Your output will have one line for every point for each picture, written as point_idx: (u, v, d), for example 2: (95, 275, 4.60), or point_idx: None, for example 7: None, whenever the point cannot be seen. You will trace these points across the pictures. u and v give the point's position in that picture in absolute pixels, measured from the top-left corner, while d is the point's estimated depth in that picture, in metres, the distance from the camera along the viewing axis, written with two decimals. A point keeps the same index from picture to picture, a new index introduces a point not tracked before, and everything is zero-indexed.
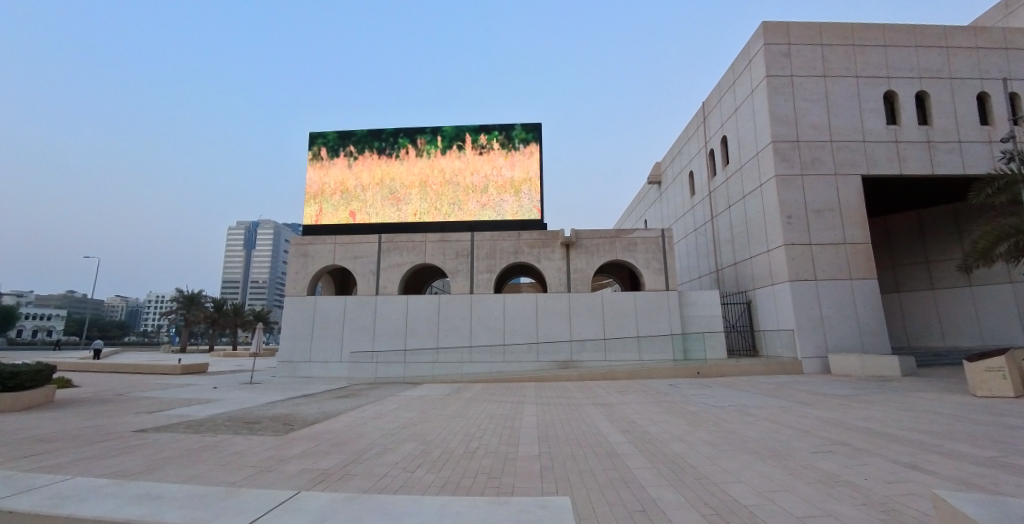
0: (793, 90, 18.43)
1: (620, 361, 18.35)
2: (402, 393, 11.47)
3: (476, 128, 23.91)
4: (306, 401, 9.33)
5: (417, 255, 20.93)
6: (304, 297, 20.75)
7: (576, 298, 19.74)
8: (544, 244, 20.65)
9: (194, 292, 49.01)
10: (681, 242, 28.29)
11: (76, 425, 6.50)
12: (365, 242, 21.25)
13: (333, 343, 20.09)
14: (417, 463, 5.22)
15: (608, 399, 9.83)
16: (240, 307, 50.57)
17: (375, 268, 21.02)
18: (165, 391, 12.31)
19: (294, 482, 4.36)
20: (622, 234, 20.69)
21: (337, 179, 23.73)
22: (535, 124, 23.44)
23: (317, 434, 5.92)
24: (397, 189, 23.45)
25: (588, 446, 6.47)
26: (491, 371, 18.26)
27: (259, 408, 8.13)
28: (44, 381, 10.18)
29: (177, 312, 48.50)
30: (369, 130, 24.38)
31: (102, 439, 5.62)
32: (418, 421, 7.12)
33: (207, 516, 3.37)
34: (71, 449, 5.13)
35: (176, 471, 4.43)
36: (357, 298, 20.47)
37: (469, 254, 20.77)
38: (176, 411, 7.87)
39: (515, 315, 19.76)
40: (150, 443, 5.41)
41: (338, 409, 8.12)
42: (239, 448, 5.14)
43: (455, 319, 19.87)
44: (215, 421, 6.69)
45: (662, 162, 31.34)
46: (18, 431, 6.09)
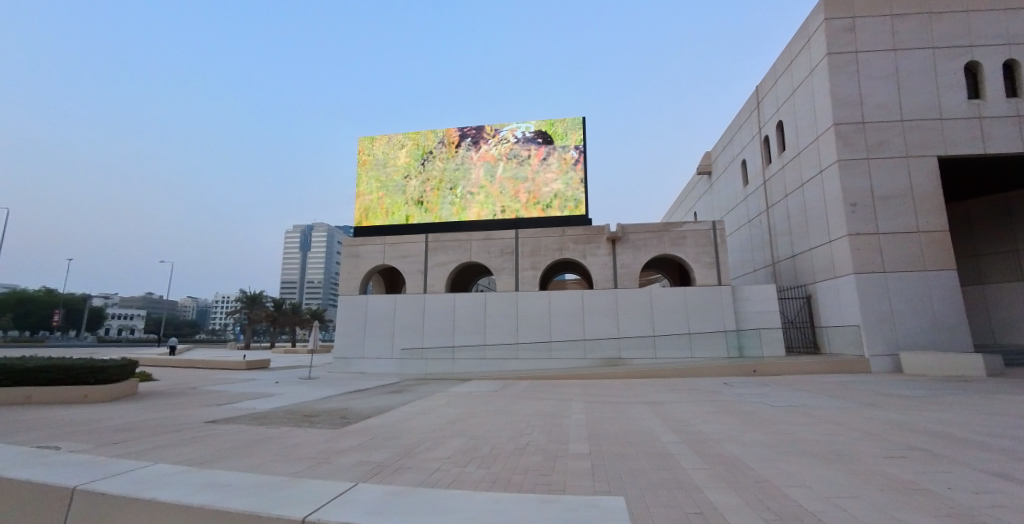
0: (858, 67, 17.30)
1: (669, 358, 17.80)
2: (450, 389, 11.63)
3: (517, 127, 23.91)
4: (361, 397, 9.65)
5: (463, 254, 21.22)
6: (354, 297, 21.52)
7: (623, 294, 19.43)
8: (588, 239, 20.41)
9: (256, 293, 51.92)
10: (734, 234, 27.22)
11: (153, 417, 7.00)
12: (412, 242, 21.79)
13: (383, 340, 20.74)
14: (468, 458, 5.27)
15: (660, 398, 9.53)
16: (298, 307, 53.13)
17: (422, 267, 21.52)
18: (231, 385, 13.09)
19: (350, 475, 4.51)
20: (670, 228, 20.07)
21: (384, 182, 24.51)
22: (577, 120, 23.15)
23: (370, 428, 6.08)
24: (441, 189, 23.88)
25: (639, 444, 6.31)
26: (538, 368, 18.27)
27: (314, 403, 8.46)
28: (127, 376, 11.09)
29: (241, 311, 51.51)
30: (414, 133, 25.01)
31: (177, 429, 6.03)
32: (468, 417, 7.20)
33: (274, 504, 3.51)
34: (150, 438, 5.53)
35: (241, 461, 4.67)
36: (406, 296, 21.06)
37: (514, 251, 20.81)
38: (238, 404, 8.30)
39: (560, 312, 19.65)
40: (218, 433, 5.74)
41: (388, 404, 8.33)
42: (299, 440, 5.37)
43: (500, 316, 20.01)
44: (276, 413, 7.03)
45: (713, 151, 30.13)
46: (104, 421, 6.63)
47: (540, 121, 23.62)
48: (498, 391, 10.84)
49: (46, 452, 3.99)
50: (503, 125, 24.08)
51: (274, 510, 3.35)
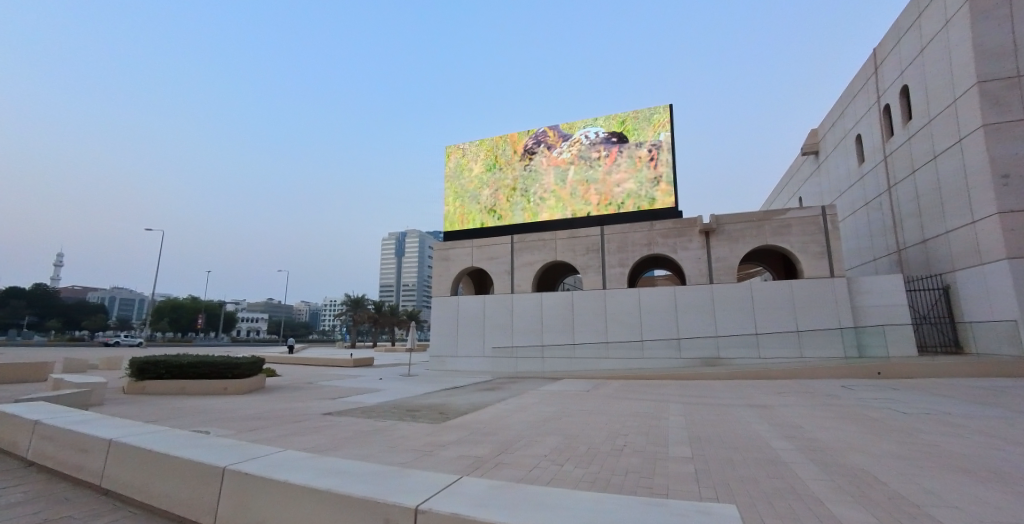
0: (1011, 11, 14.84)
1: (777, 359, 16.46)
2: (542, 387, 11.66)
3: (594, 125, 23.45)
4: (459, 393, 10.01)
5: (549, 253, 21.39)
6: (447, 297, 22.70)
7: (720, 289, 18.32)
8: (679, 233, 19.40)
9: (359, 296, 56.28)
10: (847, 219, 24.57)
11: (281, 407, 7.82)
12: (499, 243, 22.44)
13: (475, 339, 21.57)
14: (565, 457, 5.22)
15: (767, 401, 8.81)
16: (396, 308, 56.84)
17: (509, 268, 22.02)
18: (342, 382, 14.25)
19: (454, 467, 4.66)
20: (771, 216, 18.50)
21: (466, 189, 25.51)
22: (657, 112, 22.05)
23: (468, 423, 6.27)
24: (518, 193, 24.22)
25: (747, 450, 5.84)
26: (626, 366, 17.55)
27: (417, 398, 8.94)
28: (257, 371, 12.42)
29: (346, 313, 56.21)
30: (492, 140, 25.69)
31: (300, 419, 6.70)
32: (561, 415, 7.16)
33: (391, 491, 3.62)
34: (278, 426, 6.20)
35: (355, 449, 5.03)
36: (495, 296, 21.75)
37: (600, 249, 20.45)
38: (351, 398, 8.99)
39: (651, 310, 18.93)
40: (334, 424, 6.26)
41: (484, 400, 8.55)
42: (404, 433, 5.68)
43: (588, 315, 19.79)
44: (382, 407, 7.52)
45: (821, 129, 27.41)
46: (242, 409, 7.55)
47: (613, 121, 23.02)
48: (591, 390, 10.71)
49: (201, 434, 4.51)
50: (574, 127, 23.87)
51: (390, 497, 3.46)
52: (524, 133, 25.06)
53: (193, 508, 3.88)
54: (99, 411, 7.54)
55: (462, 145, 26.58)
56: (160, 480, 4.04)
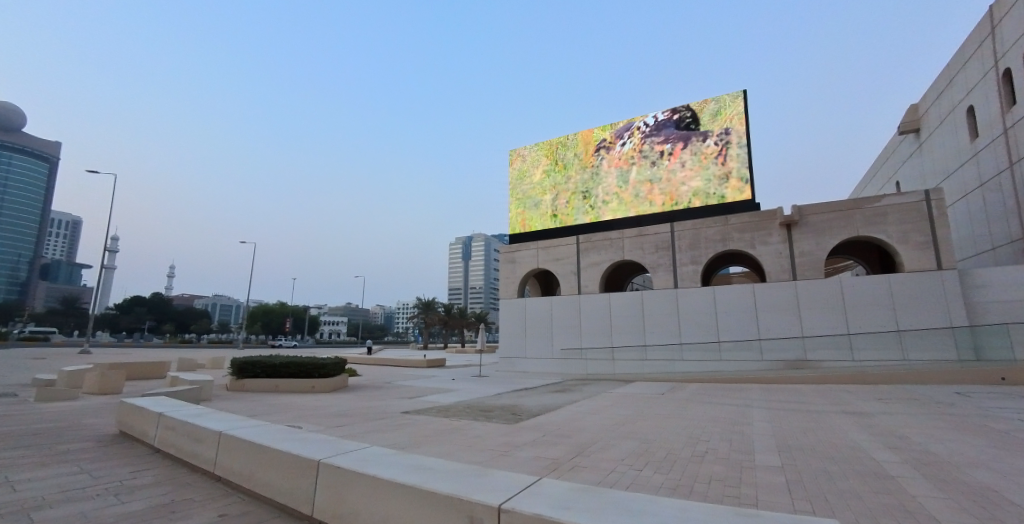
0: None
1: (871, 361, 15.29)
2: (613, 389, 11.44)
3: (657, 122, 22.67)
4: (530, 394, 10.06)
5: (616, 252, 20.98)
6: (514, 299, 23.15)
7: (805, 286, 17.11)
8: (757, 226, 18.28)
9: (430, 300, 58.23)
10: (957, 203, 21.91)
11: (363, 405, 8.27)
12: (565, 244, 22.40)
13: (543, 341, 21.76)
14: (643, 462, 5.06)
15: (866, 407, 8.07)
16: (465, 310, 58.39)
17: (575, 269, 21.89)
18: (418, 381, 14.83)
19: (530, 468, 4.68)
20: (863, 204, 16.90)
21: (529, 193, 25.84)
22: (724, 105, 20.91)
23: (541, 425, 6.27)
24: (580, 195, 24.07)
25: (847, 462, 5.34)
26: (702, 369, 17.12)
27: (488, 399, 9.08)
28: (340, 371, 13.18)
29: (418, 316, 58.47)
30: (554, 144, 25.75)
31: (382, 417, 7.03)
32: (636, 419, 6.95)
33: (474, 489, 3.65)
34: (362, 423, 6.55)
35: (434, 447, 5.18)
36: (563, 297, 21.79)
37: (670, 246, 19.76)
38: (426, 397, 9.31)
39: (728, 309, 18.06)
40: (413, 422, 6.50)
41: (555, 402, 8.51)
42: (479, 433, 5.77)
43: (659, 315, 19.23)
44: (457, 405, 7.71)
45: (922, 103, 24.70)
46: (329, 407, 8.07)
47: (677, 117, 22.13)
48: (666, 393, 10.36)
49: (298, 430, 4.84)
50: (634, 127, 23.24)
51: (474, 495, 3.48)
52: (585, 136, 24.85)
53: (293, 497, 4.19)
54: (212, 404, 8.38)
55: (525, 151, 26.90)
56: (263, 470, 4.40)
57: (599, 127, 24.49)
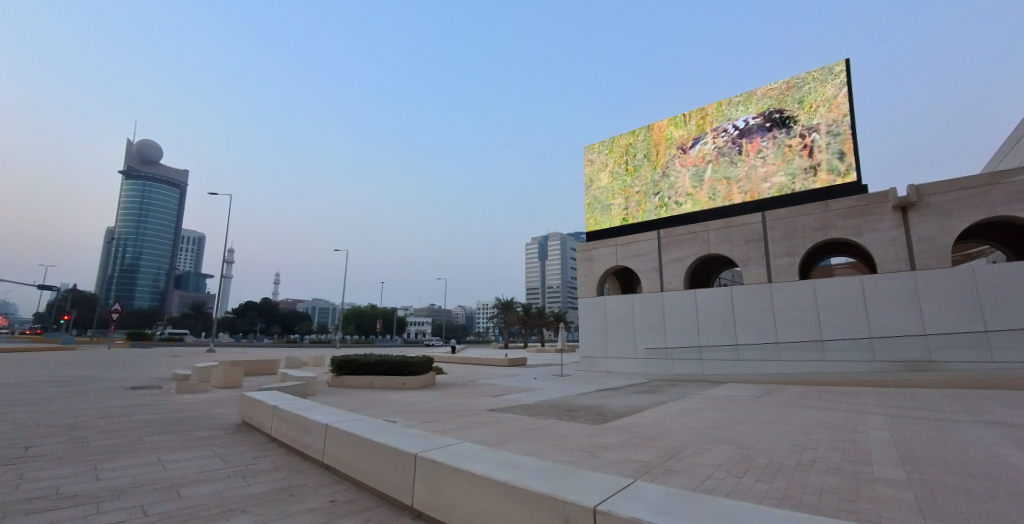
0: None
1: (1016, 363, 13.36)
2: (701, 391, 10.89)
3: (734, 115, 21.22)
4: (615, 395, 9.88)
5: (701, 246, 20.06)
6: (593, 298, 22.93)
7: (928, 276, 15.14)
8: (864, 212, 16.49)
9: (508, 300, 58.95)
10: None
11: (450, 402, 8.58)
12: (645, 240, 21.85)
13: (625, 341, 21.32)
14: (743, 469, 4.75)
15: (1015, 417, 6.93)
16: (544, 309, 58.54)
17: (657, 265, 21.22)
18: (503, 380, 15.14)
19: (621, 470, 4.59)
20: (1000, 179, 14.65)
21: (599, 199, 25.50)
22: (812, 90, 19.09)
23: (629, 426, 6.11)
24: (651, 198, 23.28)
25: (993, 480, 4.62)
26: (800, 371, 16.28)
27: (572, 398, 9.03)
28: (427, 370, 13.75)
29: (498, 316, 59.31)
30: (623, 146, 25.12)
31: (469, 414, 7.26)
32: (732, 423, 6.55)
33: (567, 489, 3.62)
34: (452, 420, 6.81)
35: (522, 445, 5.25)
36: (643, 295, 21.20)
37: (763, 238, 18.48)
38: (509, 396, 9.47)
39: (832, 304, 16.47)
40: (500, 420, 6.64)
41: (641, 403, 8.28)
42: (566, 432, 5.75)
43: (751, 312, 18.04)
44: (540, 404, 7.75)
45: None
46: (421, 403, 8.48)
47: (756, 108, 20.59)
48: (763, 396, 9.68)
49: (394, 424, 5.14)
50: (709, 122, 21.99)
51: (569, 495, 3.45)
52: (656, 135, 23.91)
53: (394, 487, 4.46)
54: (318, 399, 9.16)
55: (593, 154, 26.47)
56: (366, 461, 4.72)
57: (669, 124, 23.46)
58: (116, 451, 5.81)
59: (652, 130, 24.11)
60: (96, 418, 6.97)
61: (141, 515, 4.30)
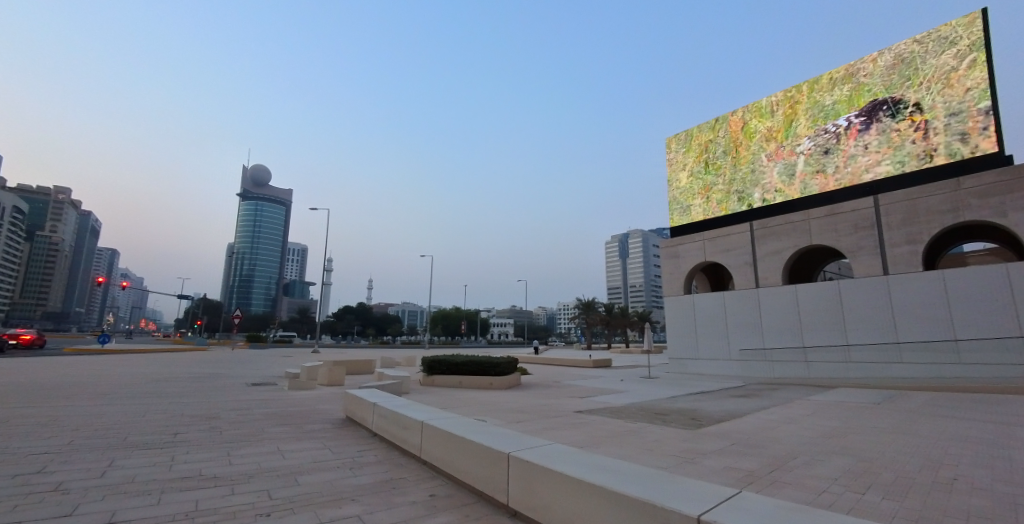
0: None
1: None
2: (809, 397, 9.98)
3: (827, 100, 19.26)
4: (707, 398, 9.43)
5: (802, 237, 18.42)
6: (679, 297, 22.17)
7: None
8: (1008, 188, 14.13)
9: (588, 300, 58.26)
10: None
11: (537, 403, 8.66)
12: (737, 233, 20.60)
13: (717, 341, 20.30)
14: (865, 484, 4.28)
15: None
16: (626, 309, 57.01)
17: (751, 259, 19.91)
18: (588, 381, 15.01)
19: (722, 479, 4.35)
20: None
21: (677, 199, 24.46)
22: (923, 63, 16.72)
23: (727, 433, 5.78)
24: (735, 196, 21.88)
25: None
26: (924, 375, 14.71)
27: (662, 401, 8.72)
28: (512, 370, 13.96)
29: (579, 316, 58.76)
30: (702, 142, 23.84)
31: (557, 415, 7.29)
32: (848, 432, 5.94)
33: (665, 495, 3.44)
34: (540, 420, 6.90)
35: (613, 449, 5.18)
36: (737, 290, 20.06)
37: (877, 225, 16.51)
38: (596, 397, 9.37)
39: (967, 298, 14.37)
40: (588, 422, 6.59)
41: (739, 408, 7.80)
42: (659, 437, 5.56)
43: (864, 308, 16.24)
44: (629, 408, 7.57)
45: None
46: (509, 403, 8.66)
47: (854, 90, 18.51)
48: (884, 403, 8.66)
49: (485, 424, 5.28)
50: (798, 110, 20.18)
51: (669, 502, 3.29)
52: (737, 129, 22.40)
53: (490, 485, 4.58)
54: (412, 397, 9.71)
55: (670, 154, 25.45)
56: (461, 458, 4.92)
57: (753, 116, 21.88)
58: (244, 439, 6.58)
59: (736, 123, 22.47)
60: (227, 410, 7.96)
61: (267, 498, 4.83)
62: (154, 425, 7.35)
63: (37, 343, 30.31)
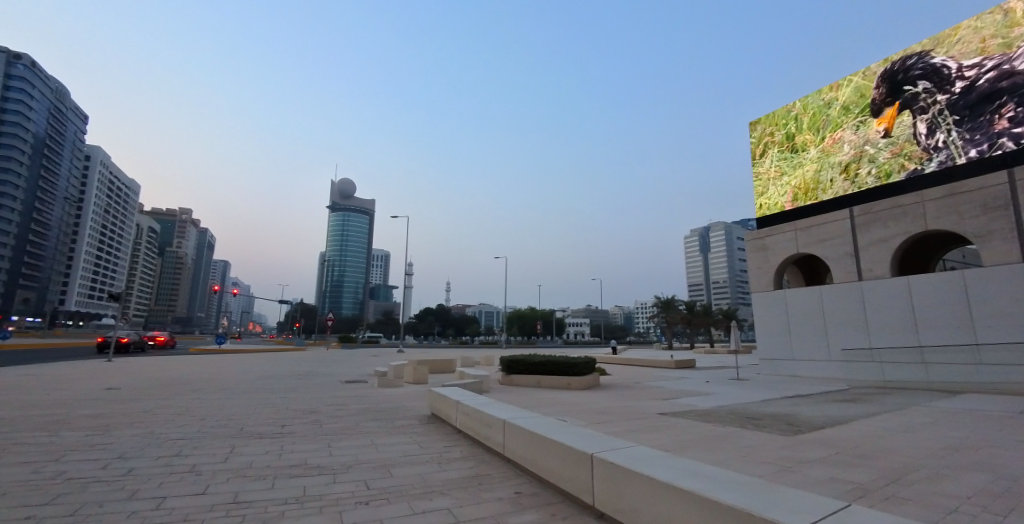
0: None
1: None
2: (933, 403, 8.86)
3: (940, 79, 17.60)
4: (807, 403, 8.74)
5: (912, 221, 16.35)
6: (770, 293, 21.03)
7: None
8: None
9: (669, 297, 56.26)
10: None
11: (620, 404, 8.54)
12: (833, 221, 18.77)
13: (815, 340, 18.84)
14: (1007, 507, 3.73)
15: None
16: (710, 306, 54.12)
17: (852, 249, 17.98)
18: (671, 382, 14.54)
19: (826, 491, 4.02)
20: None
21: (767, 186, 23.04)
22: None
23: (831, 441, 5.32)
24: (831, 180, 20.25)
25: None
26: None
27: (755, 405, 8.22)
28: (591, 370, 13.87)
29: (659, 315, 56.93)
30: (798, 126, 22.34)
31: (640, 417, 7.14)
32: (984, 445, 5.20)
33: (764, 504, 3.16)
34: (623, 422, 6.80)
35: (702, 454, 4.98)
36: (834, 285, 18.46)
37: (1011, 202, 14.19)
38: (682, 399, 9.05)
39: None
40: (673, 425, 6.39)
41: (845, 414, 7.13)
42: (752, 443, 5.26)
43: (998, 303, 14.10)
44: (718, 412, 7.23)
45: None
46: (591, 403, 8.62)
47: (970, 68, 16.89)
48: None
49: (567, 424, 5.29)
50: (904, 89, 18.47)
51: (769, 511, 3.03)
52: (839, 110, 20.74)
53: (575, 486, 4.57)
54: (493, 396, 9.96)
55: (762, 140, 24.08)
56: (546, 458, 4.97)
57: (856, 95, 20.17)
58: (342, 433, 7.16)
59: (824, 105, 21.30)
60: (325, 405, 8.70)
61: (365, 488, 5.22)
62: (267, 417, 8.24)
63: (171, 343, 35.12)
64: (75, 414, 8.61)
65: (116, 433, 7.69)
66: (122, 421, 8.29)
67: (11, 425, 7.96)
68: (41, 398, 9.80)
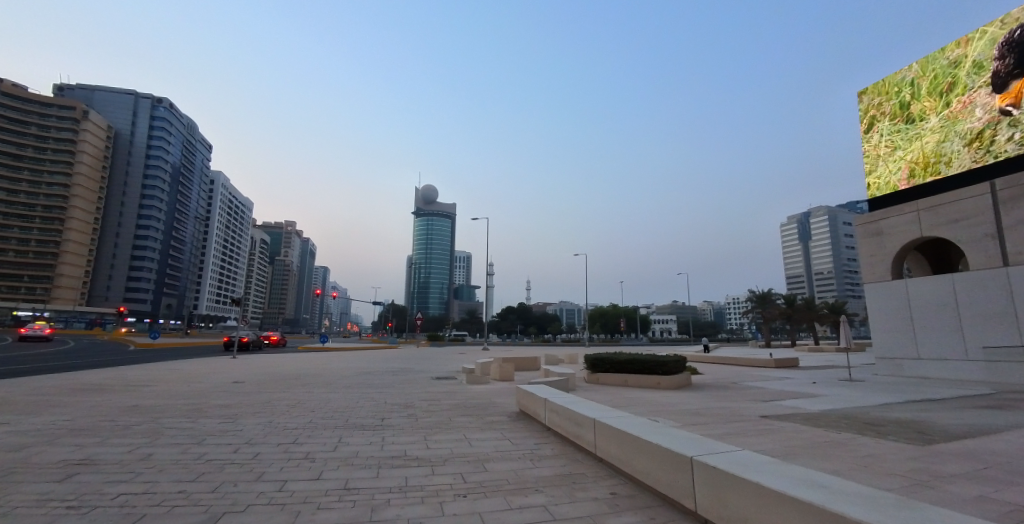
0: None
1: None
2: None
3: None
4: (938, 408, 7.75)
5: None
6: (888, 283, 18.78)
7: None
8: None
9: (765, 291, 52.16)
10: None
11: (715, 405, 8.15)
12: (970, 198, 16.24)
13: (947, 337, 16.53)
14: None
15: None
16: (813, 301, 49.24)
17: (995, 231, 15.44)
18: (770, 382, 13.58)
19: (972, 510, 3.55)
20: None
21: (878, 163, 20.54)
22: None
23: (974, 453, 4.69)
24: (959, 152, 17.56)
25: None
26: None
27: (875, 409, 7.43)
28: (681, 368, 13.35)
29: (754, 310, 53.12)
30: (915, 92, 19.59)
31: (740, 420, 6.77)
32: None
33: (894, 516, 2.86)
34: (722, 426, 6.48)
35: (816, 462, 4.62)
36: (971, 273, 16.09)
37: None
38: (785, 401, 8.42)
39: None
40: (779, 430, 5.98)
41: (993, 423, 6.21)
42: (875, 452, 4.79)
43: None
44: (830, 416, 6.65)
45: None
46: (684, 404, 8.31)
47: None
48: None
49: (663, 426, 5.16)
50: None
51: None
52: (968, 69, 17.83)
53: (675, 490, 4.46)
54: (579, 394, 9.98)
55: (871, 111, 21.46)
56: (642, 461, 4.90)
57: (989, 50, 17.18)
58: (437, 427, 7.61)
59: (949, 64, 18.46)
60: (419, 400, 9.27)
61: (462, 481, 5.52)
62: (367, 410, 8.96)
63: (282, 341, 39.42)
64: (211, 404, 10.01)
65: (244, 420, 8.83)
66: (250, 410, 9.49)
67: (164, 411, 9.46)
68: (185, 389, 11.50)
